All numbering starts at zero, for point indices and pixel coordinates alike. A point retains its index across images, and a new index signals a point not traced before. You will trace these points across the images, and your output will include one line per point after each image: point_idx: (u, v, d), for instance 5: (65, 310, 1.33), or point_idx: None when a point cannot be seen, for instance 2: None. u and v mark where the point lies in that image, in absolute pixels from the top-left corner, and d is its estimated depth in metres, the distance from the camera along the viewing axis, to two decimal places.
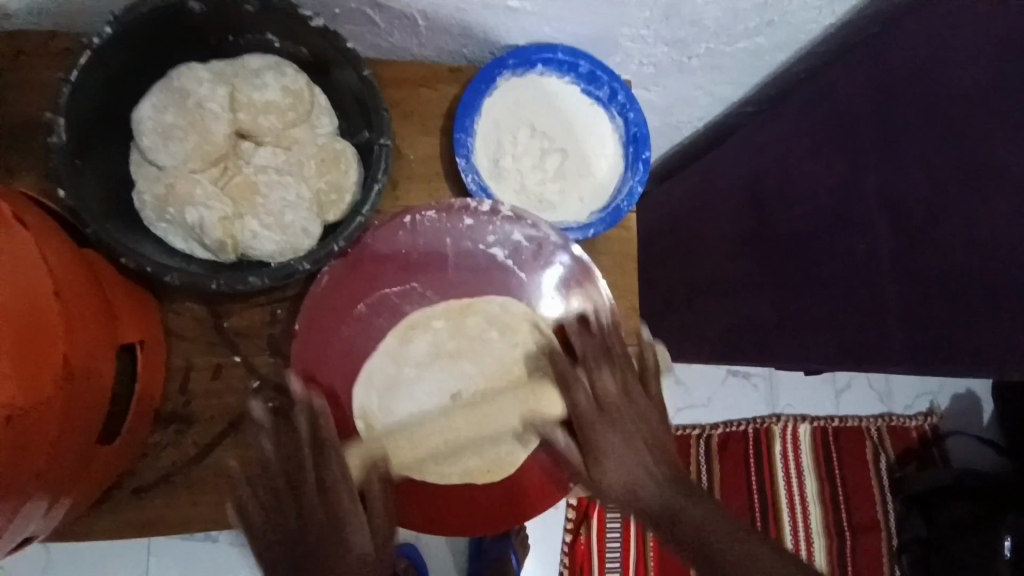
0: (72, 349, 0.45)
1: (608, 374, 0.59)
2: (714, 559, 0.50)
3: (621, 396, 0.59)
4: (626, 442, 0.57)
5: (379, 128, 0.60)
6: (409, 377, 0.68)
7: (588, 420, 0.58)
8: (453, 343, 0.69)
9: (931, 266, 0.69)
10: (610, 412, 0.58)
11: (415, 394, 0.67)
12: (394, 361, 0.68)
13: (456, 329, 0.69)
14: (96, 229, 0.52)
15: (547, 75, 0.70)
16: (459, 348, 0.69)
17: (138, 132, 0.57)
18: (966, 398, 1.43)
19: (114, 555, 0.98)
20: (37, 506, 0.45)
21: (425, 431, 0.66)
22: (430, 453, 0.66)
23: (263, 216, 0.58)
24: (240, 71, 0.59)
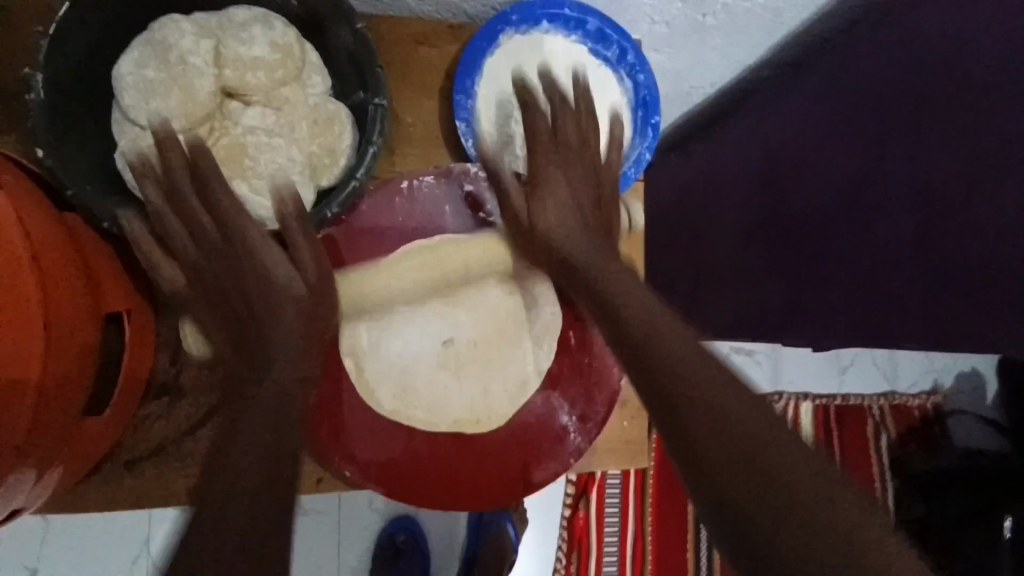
0: (54, 317, 0.44)
1: (570, 123, 0.62)
2: (703, 459, 0.42)
3: (575, 141, 0.62)
4: (571, 190, 0.60)
5: (374, 88, 0.56)
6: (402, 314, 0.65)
7: (543, 155, 0.61)
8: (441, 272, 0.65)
9: None
10: (562, 153, 0.62)
11: (409, 342, 0.66)
12: (385, 295, 0.64)
13: (444, 268, 0.65)
14: (75, 191, 0.50)
15: (552, 33, 0.66)
16: (450, 283, 0.66)
17: (119, 90, 0.54)
18: (971, 377, 1.41)
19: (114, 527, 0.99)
20: (22, 478, 0.44)
21: (420, 386, 0.66)
22: (421, 396, 0.66)
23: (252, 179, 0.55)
24: (226, 24, 0.56)
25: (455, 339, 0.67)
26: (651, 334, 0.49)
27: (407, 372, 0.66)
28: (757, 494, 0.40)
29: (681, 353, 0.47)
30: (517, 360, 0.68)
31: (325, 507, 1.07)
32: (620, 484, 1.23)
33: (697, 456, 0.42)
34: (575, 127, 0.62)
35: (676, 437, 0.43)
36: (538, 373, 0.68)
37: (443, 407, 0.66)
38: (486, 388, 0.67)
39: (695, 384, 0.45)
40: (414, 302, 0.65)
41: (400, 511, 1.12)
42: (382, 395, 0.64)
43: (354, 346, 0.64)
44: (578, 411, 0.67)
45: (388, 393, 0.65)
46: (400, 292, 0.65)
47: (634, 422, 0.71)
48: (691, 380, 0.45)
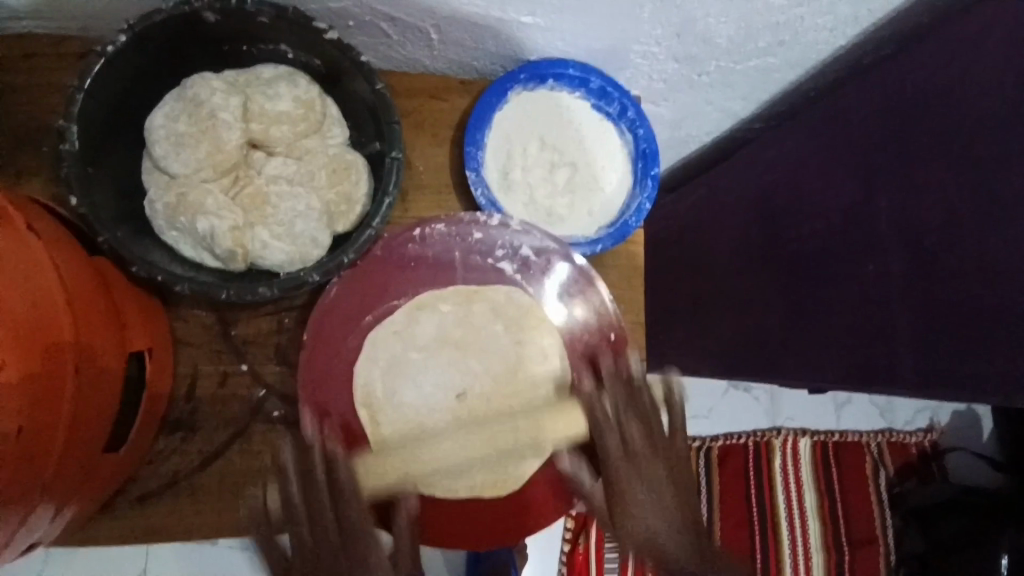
0: (83, 357, 0.46)
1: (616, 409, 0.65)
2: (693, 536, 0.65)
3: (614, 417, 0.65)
4: (629, 419, 0.65)
5: (390, 140, 0.60)
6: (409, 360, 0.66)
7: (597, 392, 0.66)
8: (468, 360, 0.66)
9: (933, 293, 0.68)
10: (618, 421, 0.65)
11: (421, 392, 0.65)
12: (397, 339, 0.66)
13: (460, 316, 0.68)
14: (106, 237, 0.52)
15: (557, 89, 0.71)
16: (465, 339, 0.67)
17: (151, 140, 0.58)
18: (966, 414, 1.43)
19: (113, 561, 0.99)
20: (43, 513, 0.45)
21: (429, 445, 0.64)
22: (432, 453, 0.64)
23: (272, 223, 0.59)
24: (253, 81, 0.60)
25: (467, 392, 0.66)
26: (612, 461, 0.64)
27: (419, 425, 0.64)
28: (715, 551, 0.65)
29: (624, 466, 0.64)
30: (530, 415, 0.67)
31: None
32: None
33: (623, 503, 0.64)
34: (629, 436, 0.64)
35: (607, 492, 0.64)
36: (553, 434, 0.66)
37: (461, 471, 0.65)
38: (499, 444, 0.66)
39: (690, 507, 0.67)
40: (425, 350, 0.66)
41: None
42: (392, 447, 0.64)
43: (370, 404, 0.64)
44: (582, 451, 0.66)
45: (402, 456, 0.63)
46: (411, 334, 0.67)
47: None
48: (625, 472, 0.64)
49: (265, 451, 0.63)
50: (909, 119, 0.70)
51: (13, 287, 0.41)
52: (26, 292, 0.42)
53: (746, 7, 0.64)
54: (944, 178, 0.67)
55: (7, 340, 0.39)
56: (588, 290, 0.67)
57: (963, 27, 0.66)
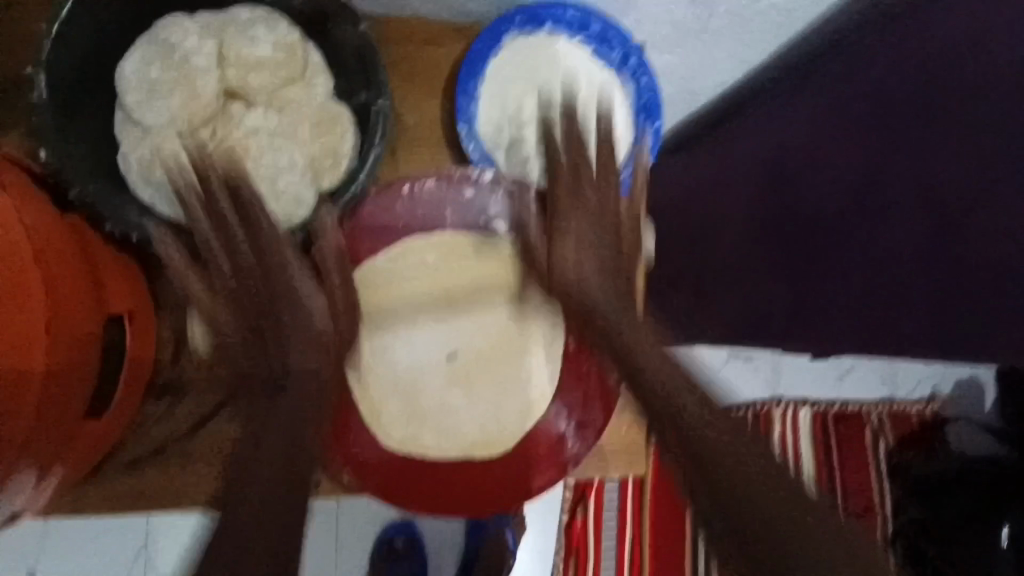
0: (57, 318, 0.44)
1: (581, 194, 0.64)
2: (707, 465, 0.51)
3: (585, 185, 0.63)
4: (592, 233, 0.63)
5: (377, 90, 0.57)
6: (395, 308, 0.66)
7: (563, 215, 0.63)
8: (448, 281, 0.66)
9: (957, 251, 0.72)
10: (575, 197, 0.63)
11: (410, 350, 0.66)
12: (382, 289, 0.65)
13: (449, 266, 0.66)
14: (80, 192, 0.51)
15: (556, 34, 0.67)
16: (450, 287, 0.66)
17: (122, 89, 0.54)
18: (972, 384, 1.41)
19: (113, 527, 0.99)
20: (27, 476, 0.44)
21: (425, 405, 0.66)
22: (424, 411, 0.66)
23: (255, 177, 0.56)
24: (230, 25, 0.56)
25: (458, 350, 0.67)
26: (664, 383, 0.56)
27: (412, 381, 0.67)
28: (785, 549, 0.46)
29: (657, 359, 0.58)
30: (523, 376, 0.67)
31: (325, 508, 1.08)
32: (619, 488, 1.23)
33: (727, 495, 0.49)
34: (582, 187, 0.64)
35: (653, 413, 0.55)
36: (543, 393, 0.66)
37: (451, 432, 0.65)
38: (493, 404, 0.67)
39: (726, 467, 0.51)
40: (411, 301, 0.66)
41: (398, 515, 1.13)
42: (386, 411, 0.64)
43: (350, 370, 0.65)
44: (576, 419, 0.63)
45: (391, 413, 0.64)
46: (396, 292, 0.66)
47: (635, 427, 0.71)
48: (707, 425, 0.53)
49: None
50: (927, 79, 0.68)
51: None
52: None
53: None
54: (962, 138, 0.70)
55: None
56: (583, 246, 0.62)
57: None
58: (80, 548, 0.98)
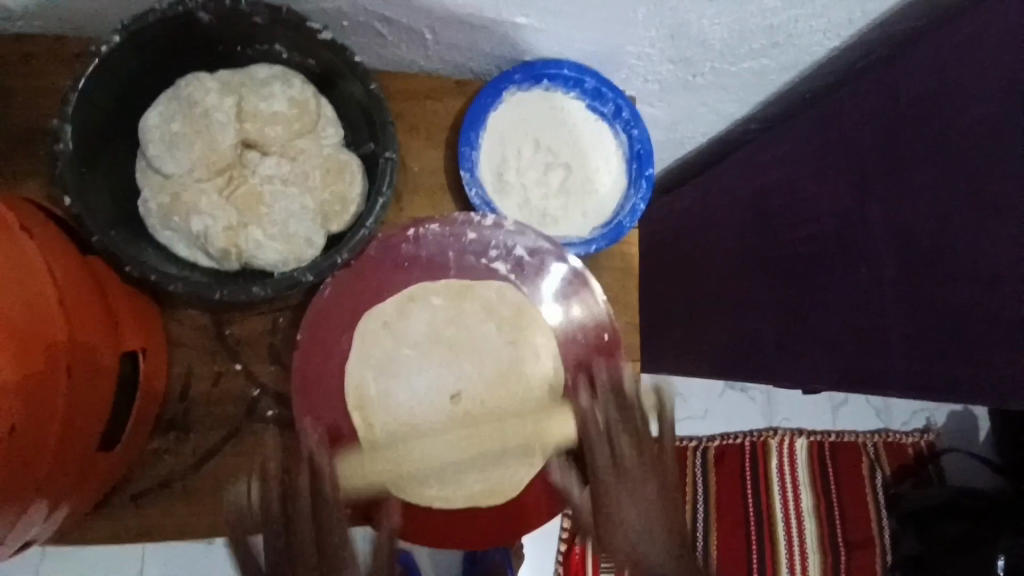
0: (74, 356, 0.45)
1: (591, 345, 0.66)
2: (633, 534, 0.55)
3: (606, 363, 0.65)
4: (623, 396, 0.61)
5: (385, 142, 0.60)
6: (400, 345, 0.66)
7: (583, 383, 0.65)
8: (454, 336, 0.67)
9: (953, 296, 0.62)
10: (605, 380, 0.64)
11: (415, 399, 0.65)
12: (389, 328, 0.66)
13: (454, 306, 0.68)
14: (100, 237, 0.52)
15: (552, 90, 0.71)
16: (454, 330, 0.67)
17: (146, 140, 0.58)
18: (963, 416, 1.43)
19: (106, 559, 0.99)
20: (35, 513, 0.45)
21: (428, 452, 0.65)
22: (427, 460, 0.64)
23: (282, 242, 0.58)
24: (248, 81, 0.60)
25: (462, 393, 0.66)
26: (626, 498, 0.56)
27: (412, 426, 0.65)
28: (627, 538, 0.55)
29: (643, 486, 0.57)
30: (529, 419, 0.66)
31: None
32: None
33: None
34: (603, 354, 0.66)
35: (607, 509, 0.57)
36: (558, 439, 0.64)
37: (457, 479, 0.65)
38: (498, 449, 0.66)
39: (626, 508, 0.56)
40: (419, 344, 0.66)
41: (395, 545, 1.13)
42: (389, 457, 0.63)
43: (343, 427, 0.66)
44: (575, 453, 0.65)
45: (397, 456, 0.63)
46: (403, 329, 0.67)
47: None
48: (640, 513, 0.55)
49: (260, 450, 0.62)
50: (897, 127, 0.68)
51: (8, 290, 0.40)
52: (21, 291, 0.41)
53: (740, 9, 0.64)
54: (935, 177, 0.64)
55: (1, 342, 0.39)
56: (583, 290, 0.66)
57: (962, 20, 0.64)
58: None
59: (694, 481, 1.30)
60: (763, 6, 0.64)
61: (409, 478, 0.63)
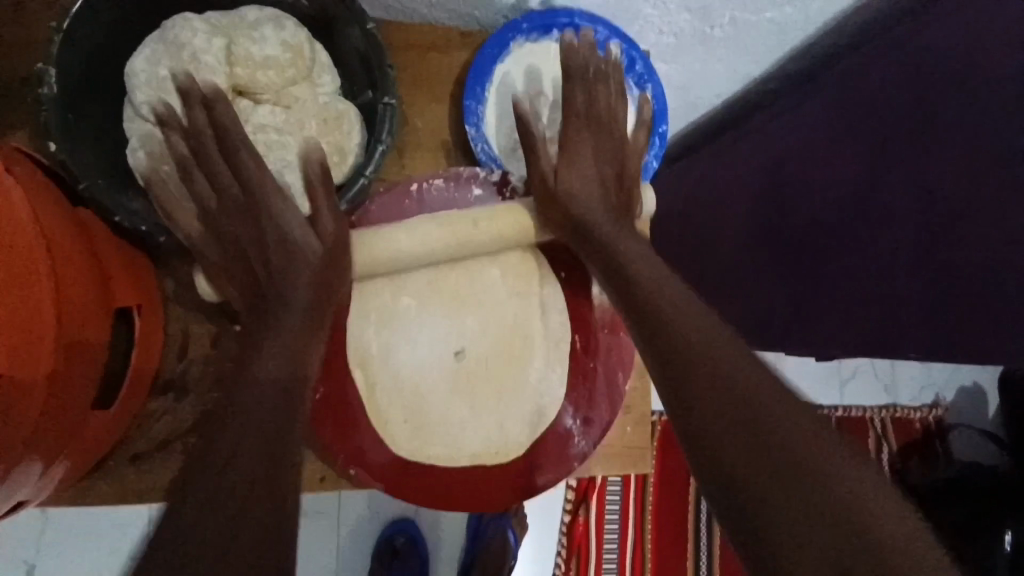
0: (65, 307, 0.43)
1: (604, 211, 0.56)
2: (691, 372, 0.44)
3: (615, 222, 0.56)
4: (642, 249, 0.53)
5: (384, 87, 0.57)
6: (399, 292, 0.64)
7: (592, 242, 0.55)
8: (457, 284, 0.64)
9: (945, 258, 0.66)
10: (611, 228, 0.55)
11: (416, 353, 0.64)
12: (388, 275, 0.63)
13: (455, 251, 0.64)
14: (88, 184, 0.50)
15: (562, 40, 0.66)
16: (458, 277, 0.64)
17: (132, 86, 0.55)
18: (973, 393, 1.41)
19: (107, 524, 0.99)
20: (28, 470, 0.44)
21: (431, 408, 0.64)
22: (430, 416, 0.64)
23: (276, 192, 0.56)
24: (238, 24, 0.56)
25: (466, 349, 0.65)
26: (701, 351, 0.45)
27: (415, 384, 0.64)
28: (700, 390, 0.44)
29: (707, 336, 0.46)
30: (528, 380, 0.65)
31: (326, 509, 1.09)
32: (620, 492, 1.23)
33: (762, 450, 0.40)
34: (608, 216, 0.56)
35: (663, 353, 0.46)
36: (554, 400, 0.65)
37: (460, 441, 0.64)
38: (499, 412, 0.65)
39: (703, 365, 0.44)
40: (422, 295, 0.63)
41: (398, 515, 1.13)
42: (392, 417, 0.62)
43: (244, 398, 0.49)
44: (582, 414, 0.65)
45: (399, 414, 0.63)
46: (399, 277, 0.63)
47: (638, 429, 0.71)
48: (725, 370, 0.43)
49: None
50: None
51: None
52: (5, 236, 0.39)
53: None
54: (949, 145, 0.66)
55: None
56: None
57: None
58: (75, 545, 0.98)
59: None
60: None
61: (418, 439, 0.63)
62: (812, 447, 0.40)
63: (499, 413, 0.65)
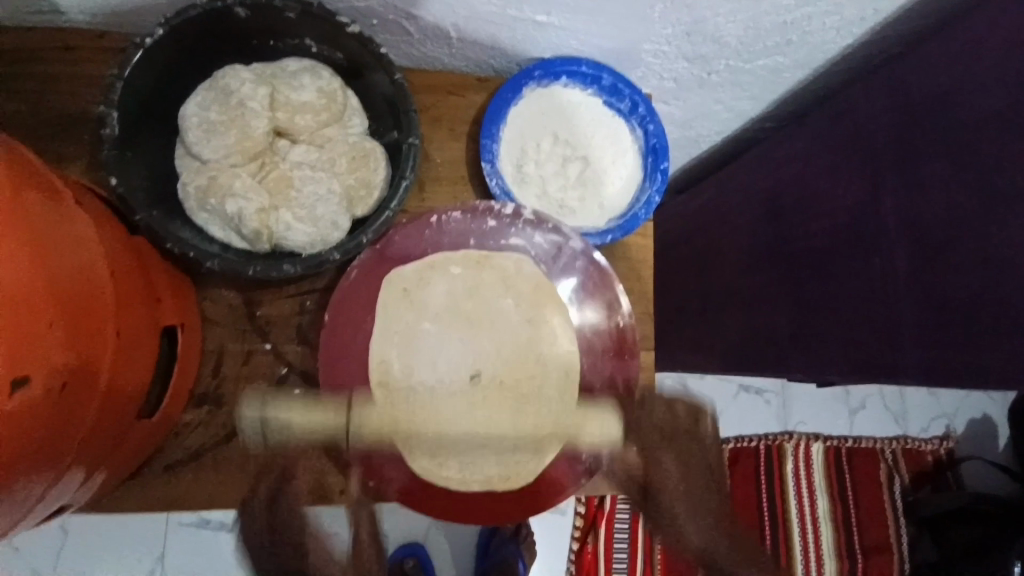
0: (121, 326, 0.48)
1: (658, 409, 0.62)
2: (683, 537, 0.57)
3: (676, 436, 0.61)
4: (688, 467, 0.60)
5: (408, 128, 0.63)
6: (417, 316, 0.65)
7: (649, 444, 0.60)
8: (474, 312, 0.66)
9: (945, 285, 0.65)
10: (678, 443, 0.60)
11: (443, 381, 0.64)
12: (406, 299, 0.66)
13: (471, 278, 0.67)
14: (144, 215, 0.55)
15: (570, 87, 0.73)
16: (474, 305, 0.66)
17: (184, 128, 0.61)
18: (982, 423, 1.42)
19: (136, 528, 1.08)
20: (73, 477, 0.48)
21: (447, 438, 0.64)
22: (443, 445, 0.64)
23: (309, 225, 0.61)
24: (279, 73, 0.63)
25: (481, 373, 0.65)
26: (713, 544, 0.56)
27: (433, 410, 0.64)
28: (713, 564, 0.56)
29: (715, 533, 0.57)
30: (543, 408, 0.66)
31: None
32: (629, 518, 1.26)
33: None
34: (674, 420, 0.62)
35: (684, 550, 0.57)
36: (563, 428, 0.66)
37: (472, 466, 0.64)
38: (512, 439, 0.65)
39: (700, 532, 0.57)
40: (437, 322, 0.65)
41: (409, 537, 1.18)
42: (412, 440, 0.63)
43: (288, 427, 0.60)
44: None
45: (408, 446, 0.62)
46: (422, 298, 0.66)
47: None
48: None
49: None
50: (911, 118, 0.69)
51: (70, 261, 0.43)
52: (81, 262, 0.44)
53: (753, 7, 0.65)
54: (940, 171, 0.67)
55: (61, 310, 0.41)
56: (604, 285, 0.70)
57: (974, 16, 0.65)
58: (104, 547, 1.07)
59: None
60: (779, 3, 0.65)
61: (432, 458, 0.64)
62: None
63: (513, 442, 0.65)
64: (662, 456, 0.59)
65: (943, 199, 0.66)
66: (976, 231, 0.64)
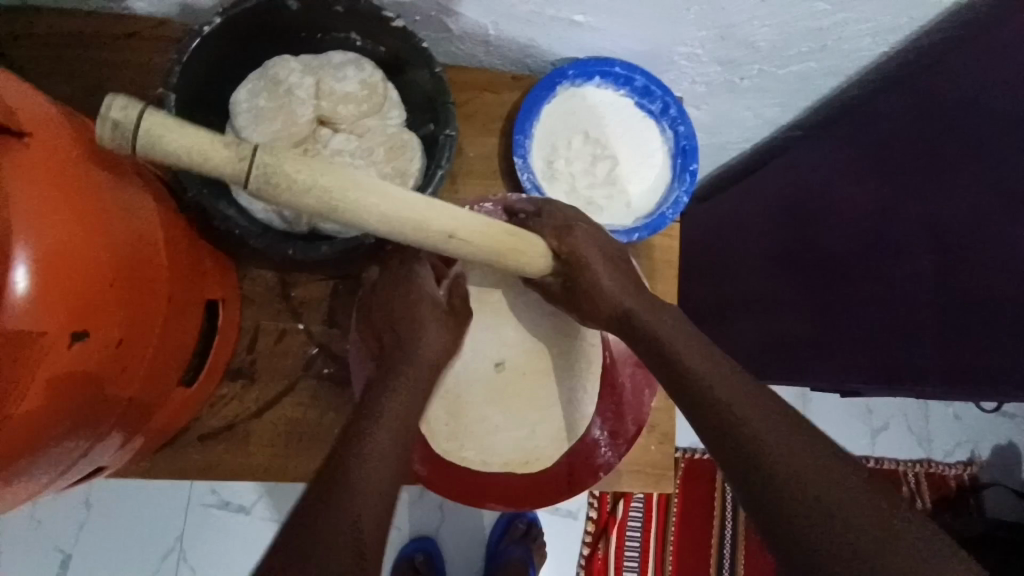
0: (171, 295, 0.50)
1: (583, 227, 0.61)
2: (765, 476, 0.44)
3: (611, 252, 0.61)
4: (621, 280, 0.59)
5: (445, 120, 0.65)
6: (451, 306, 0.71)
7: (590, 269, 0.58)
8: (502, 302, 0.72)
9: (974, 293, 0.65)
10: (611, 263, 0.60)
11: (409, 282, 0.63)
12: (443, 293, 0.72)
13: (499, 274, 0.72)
14: (194, 193, 0.58)
15: (603, 87, 0.75)
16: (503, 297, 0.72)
17: (235, 113, 0.64)
18: (1007, 450, 1.38)
19: (158, 506, 1.12)
20: (115, 437, 0.50)
21: (473, 420, 0.70)
22: (468, 428, 0.69)
23: None
24: (325, 64, 0.65)
25: (504, 362, 0.72)
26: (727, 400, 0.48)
27: (460, 395, 0.71)
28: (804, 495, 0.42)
29: (738, 386, 0.49)
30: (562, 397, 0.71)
31: None
32: (641, 525, 1.26)
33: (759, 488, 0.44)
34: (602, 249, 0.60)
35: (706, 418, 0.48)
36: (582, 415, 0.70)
37: (495, 448, 0.69)
38: (532, 425, 0.71)
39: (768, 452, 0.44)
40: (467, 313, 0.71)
41: (419, 532, 1.19)
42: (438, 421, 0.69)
43: (169, 135, 0.40)
44: (609, 427, 0.69)
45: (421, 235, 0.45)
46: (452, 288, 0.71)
47: (661, 448, 0.74)
48: (760, 427, 0.46)
49: (315, 404, 0.67)
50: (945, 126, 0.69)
51: (130, 229, 0.46)
52: (141, 231, 0.47)
53: (787, 12, 0.66)
54: None
55: (121, 273, 0.44)
56: None
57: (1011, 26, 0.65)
58: (125, 522, 1.10)
59: (722, 493, 1.29)
60: (814, 9, 0.66)
61: (455, 439, 0.68)
62: (813, 482, 0.42)
63: (534, 428, 0.70)
64: (599, 271, 0.58)
65: (972, 205, 0.67)
66: (1006, 234, 0.65)
